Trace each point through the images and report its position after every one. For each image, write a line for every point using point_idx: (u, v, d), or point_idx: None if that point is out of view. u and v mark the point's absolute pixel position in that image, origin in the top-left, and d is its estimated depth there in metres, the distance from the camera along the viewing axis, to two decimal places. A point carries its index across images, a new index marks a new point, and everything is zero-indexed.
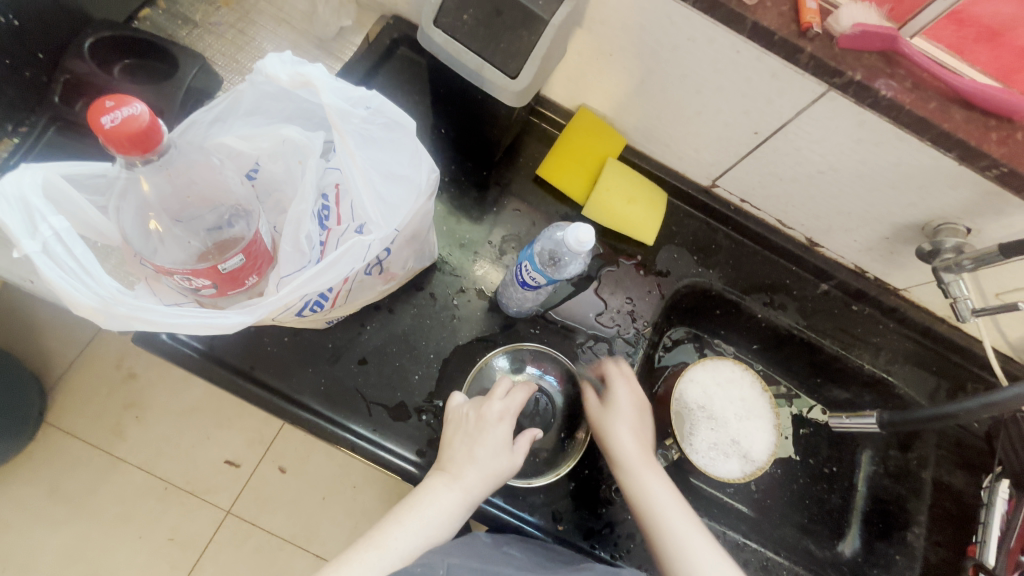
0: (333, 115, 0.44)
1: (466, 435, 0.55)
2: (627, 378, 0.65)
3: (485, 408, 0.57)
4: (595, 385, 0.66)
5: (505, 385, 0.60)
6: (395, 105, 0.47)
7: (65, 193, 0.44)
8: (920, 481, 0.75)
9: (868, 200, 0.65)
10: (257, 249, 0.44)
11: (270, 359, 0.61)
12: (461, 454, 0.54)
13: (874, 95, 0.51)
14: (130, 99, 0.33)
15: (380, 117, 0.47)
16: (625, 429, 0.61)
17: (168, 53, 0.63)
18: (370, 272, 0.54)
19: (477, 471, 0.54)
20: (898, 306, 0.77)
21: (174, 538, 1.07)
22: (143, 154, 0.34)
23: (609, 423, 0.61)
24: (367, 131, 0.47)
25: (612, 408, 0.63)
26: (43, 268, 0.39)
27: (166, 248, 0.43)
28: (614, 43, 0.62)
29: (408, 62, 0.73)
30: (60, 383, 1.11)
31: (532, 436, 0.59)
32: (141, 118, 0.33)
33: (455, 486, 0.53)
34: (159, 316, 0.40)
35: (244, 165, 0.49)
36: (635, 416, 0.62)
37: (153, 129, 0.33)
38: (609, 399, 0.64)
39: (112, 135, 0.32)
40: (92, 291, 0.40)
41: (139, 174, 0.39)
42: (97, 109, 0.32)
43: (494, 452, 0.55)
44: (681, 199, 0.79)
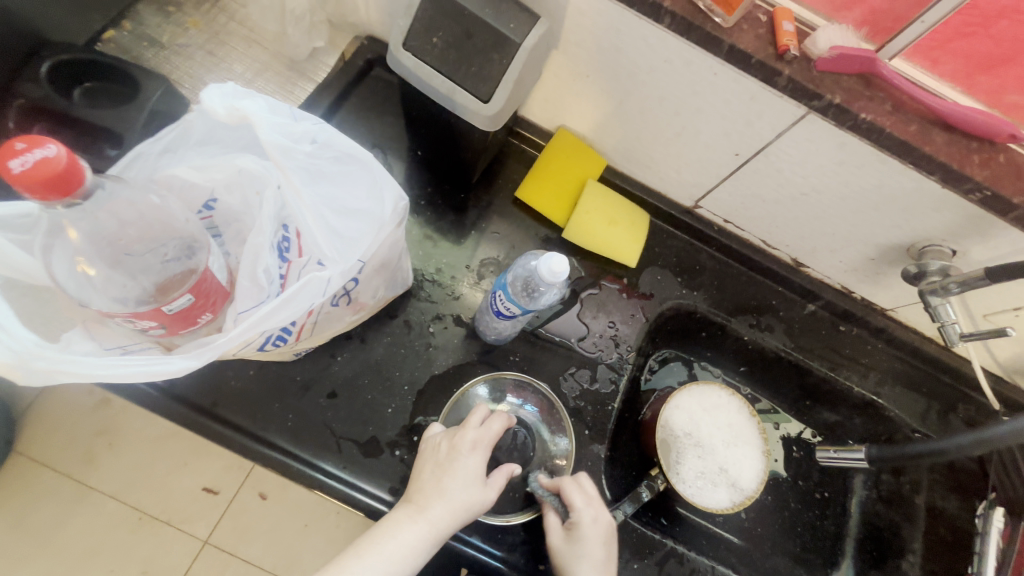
0: (271, 151, 0.42)
1: (435, 466, 0.52)
2: (594, 507, 0.55)
3: (457, 438, 0.54)
4: (555, 507, 0.57)
5: (481, 413, 0.57)
6: (345, 138, 0.46)
7: None
8: (914, 507, 0.73)
9: (852, 221, 0.64)
10: (208, 286, 0.42)
11: (235, 394, 0.59)
12: (431, 487, 0.51)
13: (854, 118, 0.50)
14: (44, 140, 0.31)
15: (329, 151, 0.46)
16: (587, 568, 0.52)
17: (131, 76, 0.60)
18: (338, 303, 0.52)
19: (445, 504, 0.50)
20: (886, 326, 0.75)
21: (147, 571, 1.03)
22: (64, 197, 0.32)
23: (577, 562, 0.52)
24: (317, 164, 0.45)
25: (576, 544, 0.53)
26: None
27: (101, 292, 0.40)
28: (590, 65, 0.61)
29: (383, 83, 0.72)
30: (28, 411, 1.07)
31: (508, 471, 0.55)
32: (57, 161, 0.31)
33: (420, 519, 0.48)
34: (88, 368, 0.38)
35: (200, 198, 0.47)
36: (601, 553, 0.53)
37: (72, 172, 0.31)
38: (572, 532, 0.54)
39: (23, 180, 0.30)
40: (6, 346, 0.37)
41: (63, 218, 0.37)
42: (5, 152, 0.30)
43: (464, 484, 0.51)
44: (664, 220, 0.78)
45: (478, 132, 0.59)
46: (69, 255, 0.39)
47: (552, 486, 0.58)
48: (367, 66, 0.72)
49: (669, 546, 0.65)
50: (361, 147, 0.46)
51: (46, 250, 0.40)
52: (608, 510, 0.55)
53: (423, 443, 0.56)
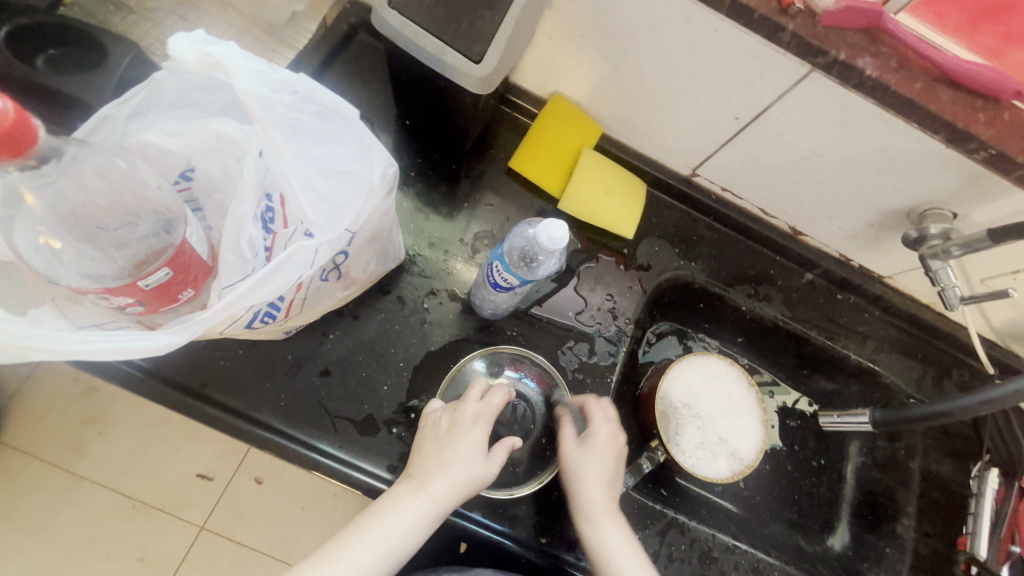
0: (250, 102, 0.39)
1: (436, 440, 0.51)
2: (613, 426, 0.58)
3: (458, 413, 0.52)
4: (576, 424, 0.60)
5: (480, 386, 0.55)
6: (327, 92, 0.43)
7: None
8: (908, 472, 0.74)
9: (853, 186, 0.63)
10: (187, 260, 0.40)
11: (223, 375, 0.56)
12: (431, 461, 0.50)
13: (859, 75, 0.49)
14: None
15: (312, 105, 0.43)
16: (594, 474, 0.55)
17: (98, 42, 0.57)
18: (327, 277, 0.50)
19: (447, 478, 0.49)
20: (883, 293, 0.75)
21: (145, 558, 1.02)
22: (16, 158, 0.29)
23: (596, 446, 0.57)
24: (298, 120, 0.42)
25: (587, 450, 0.57)
26: None
27: (67, 267, 0.37)
28: (585, 25, 0.58)
29: (368, 49, 0.69)
30: (12, 401, 1.05)
31: (509, 444, 0.54)
32: (4, 116, 0.28)
33: (421, 494, 0.48)
34: (61, 345, 0.36)
35: (176, 165, 0.45)
36: (609, 462, 0.56)
37: (22, 129, 0.29)
38: (588, 441, 0.57)
39: None
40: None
41: (21, 185, 0.34)
42: None
43: (466, 457, 0.50)
44: (661, 189, 0.76)
45: (469, 97, 0.57)
46: (32, 227, 0.36)
47: (578, 404, 0.61)
48: (351, 32, 0.68)
49: (670, 516, 0.65)
50: (345, 103, 0.44)
51: (4, 223, 0.37)
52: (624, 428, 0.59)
53: (423, 418, 0.55)
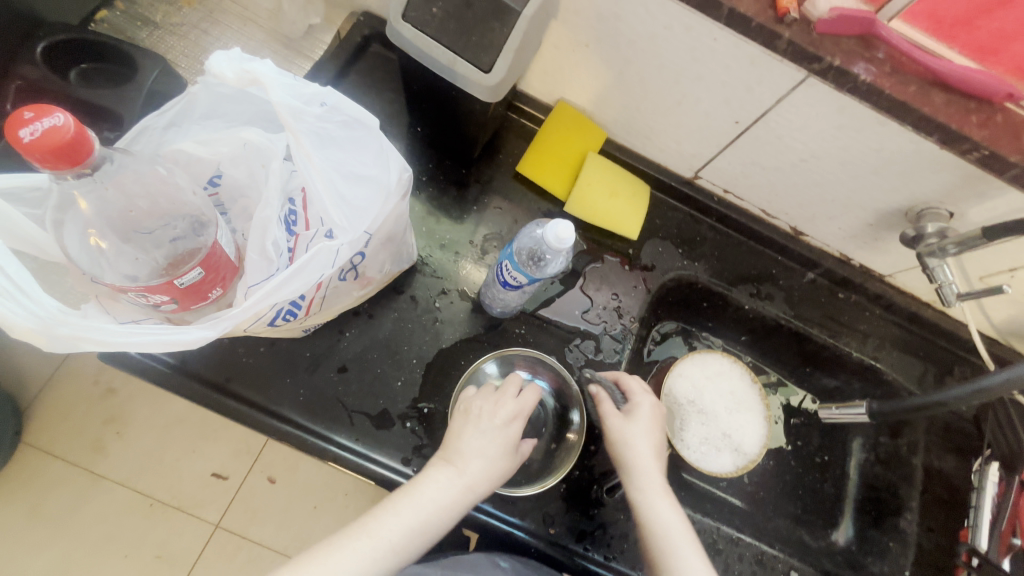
0: (283, 112, 0.42)
1: (478, 427, 0.54)
2: (652, 398, 0.61)
3: (499, 406, 0.56)
4: (615, 398, 0.62)
5: (514, 385, 0.58)
6: (352, 102, 0.46)
7: None
8: (910, 467, 0.75)
9: (851, 186, 0.65)
10: (217, 260, 0.42)
11: (246, 371, 0.59)
12: (467, 448, 0.52)
13: (853, 80, 0.51)
14: (52, 110, 0.31)
15: (337, 115, 0.45)
16: (644, 444, 0.57)
17: (127, 56, 0.60)
18: (345, 277, 0.52)
19: (484, 468, 0.52)
20: (884, 292, 0.77)
21: (161, 555, 1.06)
22: (73, 168, 0.32)
23: (643, 419, 0.59)
24: (323, 128, 0.45)
25: (634, 420, 0.59)
26: None
27: (113, 266, 0.40)
28: (590, 35, 0.61)
29: (381, 59, 0.72)
30: (36, 402, 1.09)
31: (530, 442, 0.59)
32: (66, 129, 0.31)
33: (459, 481, 0.50)
34: (107, 335, 0.39)
35: (205, 173, 0.47)
36: (655, 434, 0.58)
37: (81, 141, 0.31)
38: (632, 412, 0.59)
39: (34, 149, 0.30)
40: (29, 312, 0.38)
41: (73, 191, 0.37)
42: (14, 122, 0.30)
43: (499, 452, 0.53)
44: (665, 192, 0.78)
45: (479, 104, 0.59)
46: (82, 228, 0.39)
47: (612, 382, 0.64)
48: (364, 43, 0.71)
49: None
50: (367, 113, 0.46)
51: (57, 225, 0.40)
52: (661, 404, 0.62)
53: (460, 406, 0.57)
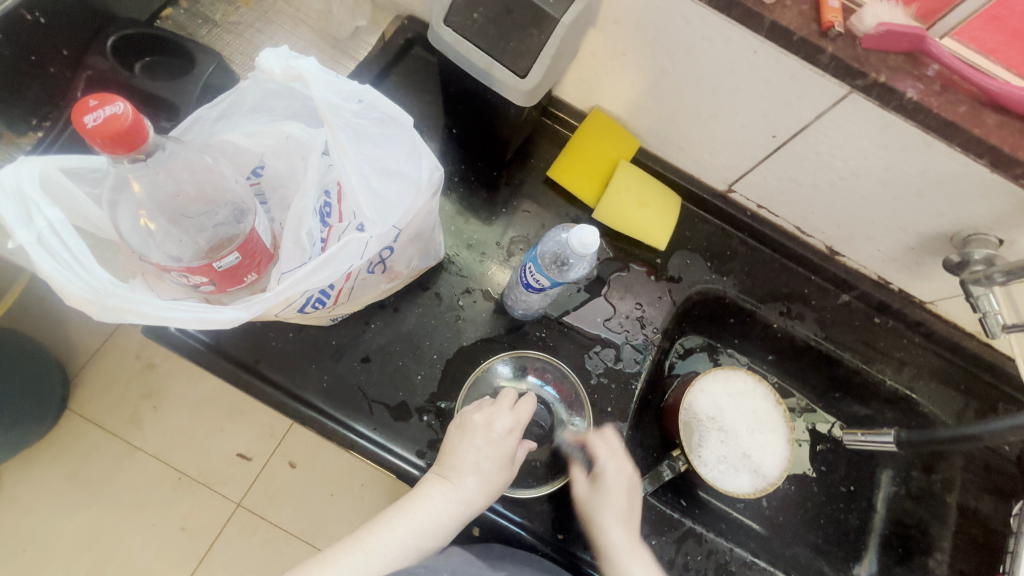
0: (322, 107, 0.43)
1: (473, 445, 0.55)
2: (619, 464, 0.61)
3: (495, 419, 0.57)
4: (583, 464, 0.63)
5: (510, 396, 0.60)
6: (389, 100, 0.47)
7: (60, 185, 0.43)
8: (945, 506, 0.71)
9: (892, 208, 0.63)
10: (254, 246, 0.45)
11: (274, 354, 0.62)
12: (465, 464, 0.54)
13: (899, 97, 0.49)
14: (113, 98, 0.33)
15: (374, 112, 0.47)
16: (612, 519, 0.58)
17: (187, 51, 0.64)
18: (373, 270, 0.54)
19: (479, 483, 0.54)
20: (924, 320, 0.74)
21: (186, 527, 1.13)
22: (129, 152, 0.34)
23: (604, 483, 0.60)
24: (361, 125, 0.46)
25: (602, 492, 0.59)
26: (36, 259, 0.39)
27: (160, 246, 0.43)
28: (629, 44, 0.61)
29: (422, 62, 0.74)
30: (83, 372, 1.17)
31: (527, 447, 0.60)
32: (124, 117, 0.33)
33: (454, 498, 0.53)
34: (153, 310, 0.40)
35: (250, 163, 0.50)
36: (624, 503, 0.59)
37: (137, 128, 0.33)
38: (599, 482, 0.60)
39: (95, 134, 0.32)
40: (86, 283, 0.39)
41: (127, 173, 0.39)
42: (80, 108, 0.32)
43: (497, 467, 0.55)
44: (696, 204, 0.77)
45: (514, 109, 0.60)
46: (135, 209, 0.42)
47: (580, 446, 0.64)
48: (407, 46, 0.73)
49: (688, 525, 0.66)
50: (402, 111, 0.47)
51: (113, 204, 0.43)
52: (630, 462, 0.62)
53: (460, 417, 0.58)
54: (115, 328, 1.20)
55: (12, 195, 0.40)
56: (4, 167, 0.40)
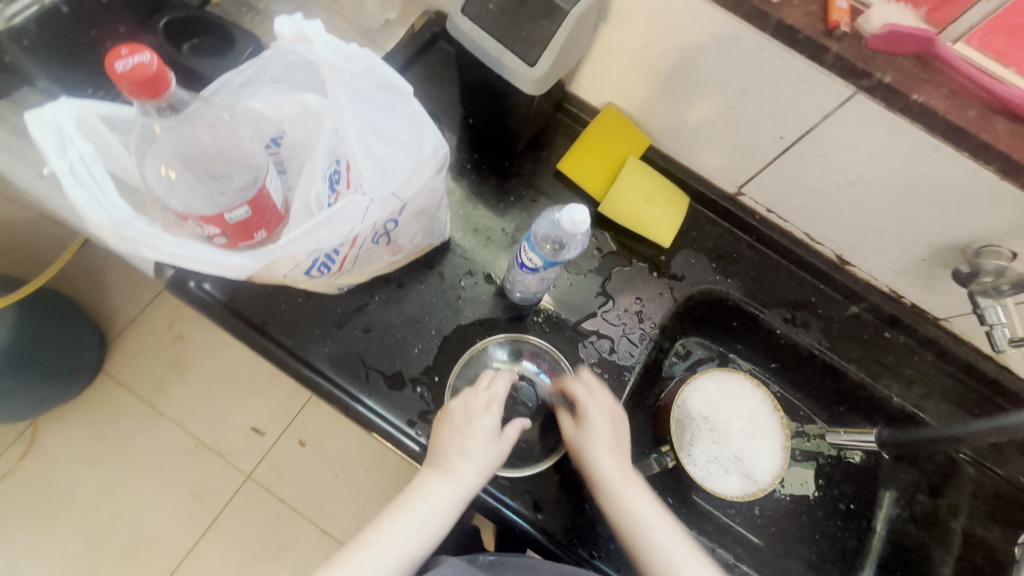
0: (324, 68, 0.47)
1: (455, 429, 0.57)
2: (600, 401, 0.62)
3: (471, 401, 0.58)
4: (566, 408, 0.63)
5: (487, 375, 0.61)
6: (387, 66, 0.50)
7: (96, 130, 0.46)
8: (948, 532, 0.70)
9: (901, 215, 0.62)
10: (264, 204, 0.48)
11: (283, 317, 0.65)
12: (452, 449, 0.56)
13: (905, 99, 0.49)
14: (143, 49, 0.37)
15: (374, 77, 0.50)
16: (602, 447, 0.59)
17: (228, 34, 0.69)
18: (378, 241, 0.57)
19: (468, 463, 0.55)
20: (937, 337, 0.72)
21: (197, 493, 1.18)
22: (153, 98, 0.38)
23: (593, 422, 0.60)
24: (361, 86, 0.50)
25: (588, 431, 0.60)
26: (67, 186, 0.41)
27: (177, 193, 0.46)
28: (640, 41, 0.63)
29: (445, 55, 0.78)
30: (118, 337, 1.26)
31: (521, 425, 0.61)
32: (150, 65, 0.36)
33: (448, 479, 0.54)
34: (167, 246, 0.42)
35: (270, 131, 0.54)
36: (611, 435, 0.60)
37: (161, 76, 0.37)
38: (583, 421, 0.61)
39: (125, 79, 0.36)
40: (107, 211, 0.41)
41: (154, 123, 0.44)
42: (113, 55, 0.36)
43: (482, 444, 0.57)
44: (705, 205, 0.77)
45: (524, 98, 0.63)
46: (158, 160, 0.47)
47: (558, 391, 0.65)
48: (433, 39, 0.77)
49: None
50: (403, 79, 0.50)
51: (141, 155, 0.47)
52: (610, 396, 0.63)
53: (443, 408, 0.60)
54: (150, 298, 1.28)
55: (51, 126, 0.42)
56: (46, 104, 0.43)
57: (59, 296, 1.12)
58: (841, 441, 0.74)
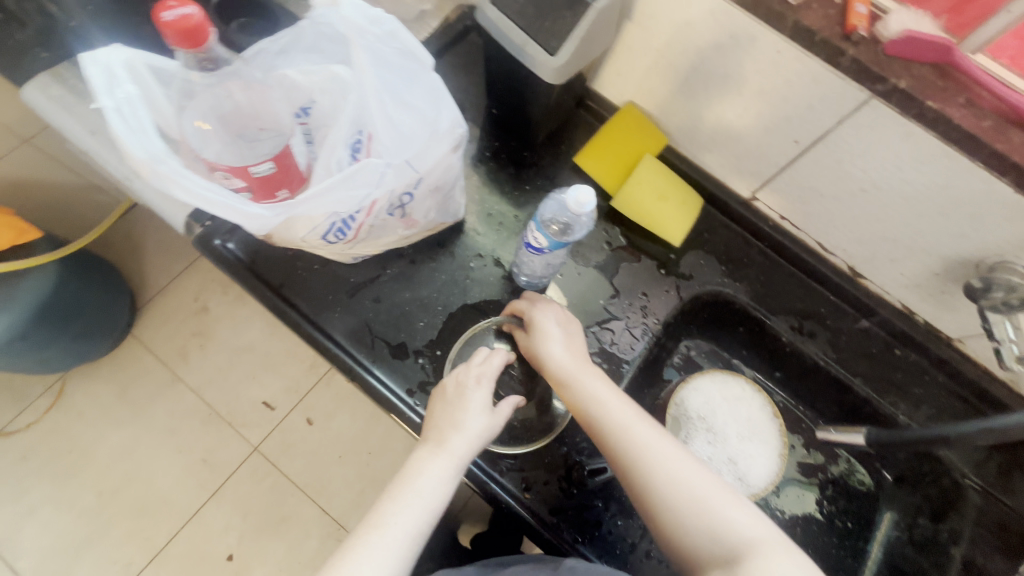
0: (348, 28, 0.49)
1: (446, 402, 0.56)
2: (562, 331, 0.61)
3: (461, 374, 0.58)
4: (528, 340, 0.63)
5: (480, 351, 0.60)
6: (410, 35, 0.52)
7: (143, 78, 0.48)
8: (947, 557, 0.66)
9: (915, 227, 0.61)
10: (288, 163, 0.51)
11: (299, 282, 0.68)
12: (445, 423, 0.54)
13: (919, 104, 0.49)
14: (188, 1, 0.40)
15: (395, 42, 0.52)
16: (586, 375, 0.57)
17: (274, 15, 0.73)
18: (393, 214, 0.60)
19: (462, 436, 0.53)
20: (950, 358, 0.70)
21: (206, 460, 1.23)
22: (194, 48, 0.41)
23: (540, 328, 0.61)
24: (382, 50, 0.52)
25: (568, 363, 0.58)
26: (112, 123, 0.43)
27: (209, 145, 0.51)
28: (661, 40, 0.65)
29: (475, 48, 0.81)
30: (147, 303, 1.32)
31: (515, 402, 0.59)
32: (194, 18, 0.40)
33: (441, 452, 0.52)
34: (196, 188, 0.44)
35: (302, 99, 0.56)
36: (590, 365, 0.58)
37: (203, 28, 0.40)
38: (556, 354, 0.59)
39: (171, 28, 0.39)
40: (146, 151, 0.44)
41: None
42: (162, 5, 0.39)
43: (475, 415, 0.55)
44: (719, 208, 0.78)
45: (544, 88, 0.65)
46: (195, 114, 0.51)
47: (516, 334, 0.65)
48: (466, 31, 0.81)
49: None
50: (423, 50, 0.53)
51: (181, 109, 0.52)
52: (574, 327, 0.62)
53: (439, 386, 0.58)
54: (180, 269, 1.35)
55: (104, 69, 0.45)
56: (100, 47, 0.45)
57: (102, 261, 1.19)
58: (829, 439, 0.75)
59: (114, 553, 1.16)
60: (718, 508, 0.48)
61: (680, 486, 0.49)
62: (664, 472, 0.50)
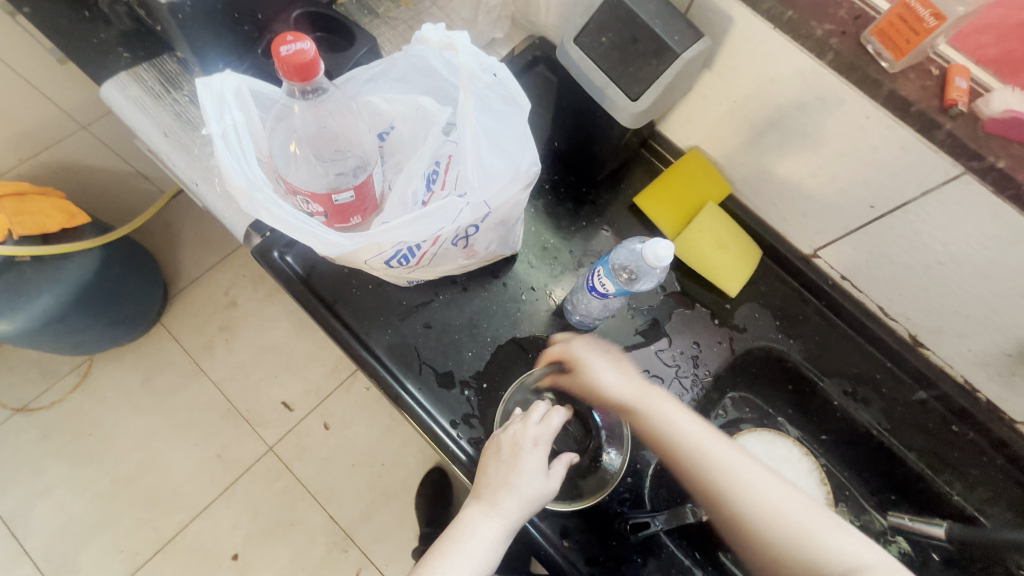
0: (463, 75, 0.50)
1: (501, 462, 0.54)
2: (607, 357, 0.61)
3: (518, 433, 0.56)
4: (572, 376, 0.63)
5: (540, 408, 0.58)
6: (516, 82, 0.53)
7: (245, 102, 0.52)
8: None
9: (991, 305, 0.59)
10: (366, 192, 0.51)
11: (351, 300, 0.68)
12: (498, 482, 0.53)
13: (1017, 187, 0.47)
14: (304, 37, 0.41)
15: (501, 88, 0.53)
16: (646, 394, 0.57)
17: (349, 30, 0.71)
18: (456, 244, 0.59)
19: (514, 498, 0.52)
20: (1011, 440, 0.67)
21: (220, 455, 1.23)
22: (302, 83, 0.42)
23: (586, 362, 0.61)
24: (489, 95, 0.53)
25: (626, 387, 0.58)
26: (217, 146, 0.46)
27: (296, 169, 0.52)
28: (740, 91, 0.64)
29: (542, 79, 0.80)
30: (179, 293, 1.33)
31: (567, 460, 0.58)
32: (308, 53, 0.41)
33: (493, 513, 0.51)
34: (284, 214, 0.46)
35: (382, 126, 0.58)
36: (650, 388, 0.58)
37: (315, 64, 0.41)
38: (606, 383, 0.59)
39: (285, 62, 0.40)
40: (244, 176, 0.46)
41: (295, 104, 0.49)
42: (280, 40, 0.40)
43: (530, 478, 0.53)
44: (776, 262, 0.76)
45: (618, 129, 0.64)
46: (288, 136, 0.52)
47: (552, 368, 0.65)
48: (533, 62, 0.79)
49: None
50: (524, 95, 0.53)
51: (273, 131, 0.53)
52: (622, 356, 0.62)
53: (493, 438, 0.57)
54: (215, 263, 1.36)
55: (216, 96, 0.49)
56: (215, 74, 0.49)
57: (143, 251, 1.21)
58: (902, 527, 0.68)
59: (122, 541, 1.16)
60: (828, 537, 0.44)
61: (794, 527, 0.45)
62: (769, 506, 0.46)
